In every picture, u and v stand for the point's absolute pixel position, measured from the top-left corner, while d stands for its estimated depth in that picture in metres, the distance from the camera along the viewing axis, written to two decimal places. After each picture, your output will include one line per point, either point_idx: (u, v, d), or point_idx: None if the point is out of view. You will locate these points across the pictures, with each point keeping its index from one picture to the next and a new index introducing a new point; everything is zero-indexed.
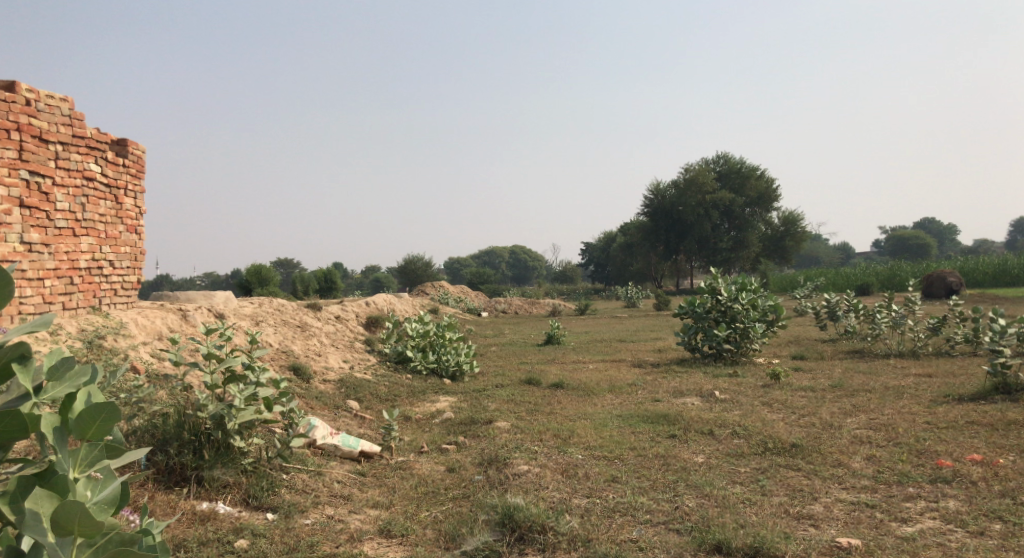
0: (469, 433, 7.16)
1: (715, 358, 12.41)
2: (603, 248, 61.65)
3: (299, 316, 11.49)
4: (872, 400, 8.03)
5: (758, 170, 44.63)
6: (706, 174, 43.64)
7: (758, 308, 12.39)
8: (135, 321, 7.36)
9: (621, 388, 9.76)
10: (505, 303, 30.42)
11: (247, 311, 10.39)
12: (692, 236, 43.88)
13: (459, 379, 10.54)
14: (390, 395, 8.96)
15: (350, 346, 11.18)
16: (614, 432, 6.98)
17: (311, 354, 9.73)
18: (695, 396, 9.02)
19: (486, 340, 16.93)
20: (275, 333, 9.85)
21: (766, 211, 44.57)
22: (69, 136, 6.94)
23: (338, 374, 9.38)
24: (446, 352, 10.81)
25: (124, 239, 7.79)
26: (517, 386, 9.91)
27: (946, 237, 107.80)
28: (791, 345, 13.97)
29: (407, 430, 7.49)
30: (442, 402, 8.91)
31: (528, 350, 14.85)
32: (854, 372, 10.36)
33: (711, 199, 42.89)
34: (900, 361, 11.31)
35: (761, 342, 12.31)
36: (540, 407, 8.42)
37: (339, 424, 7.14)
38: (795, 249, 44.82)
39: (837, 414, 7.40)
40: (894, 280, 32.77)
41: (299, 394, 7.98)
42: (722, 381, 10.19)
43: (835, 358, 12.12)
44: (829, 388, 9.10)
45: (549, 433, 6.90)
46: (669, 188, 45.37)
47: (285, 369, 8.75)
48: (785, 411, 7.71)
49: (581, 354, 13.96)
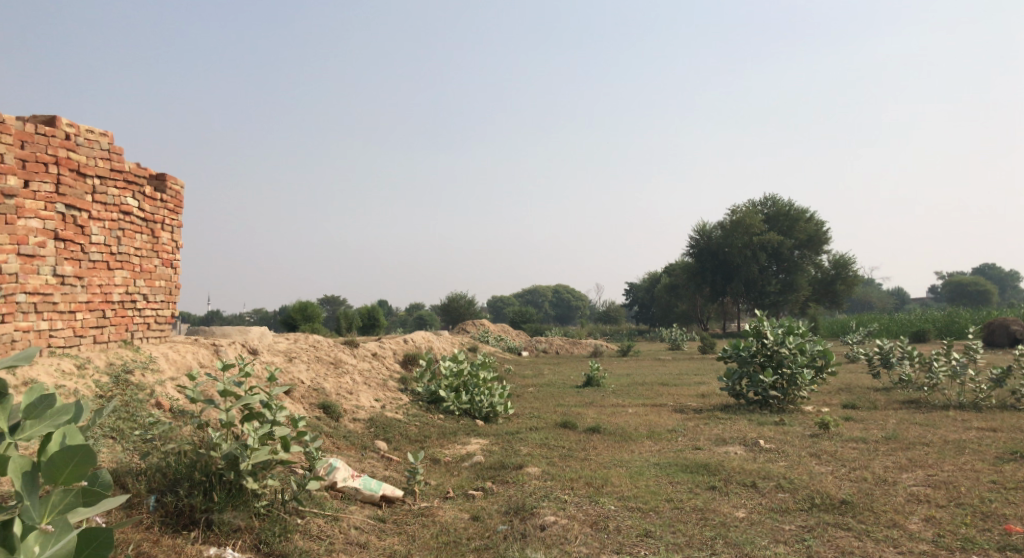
0: (497, 479, 6.88)
1: (760, 405, 11.91)
2: (648, 289, 60.96)
3: (333, 353, 11.40)
4: (930, 455, 7.50)
5: (806, 212, 43.75)
6: (752, 215, 42.94)
7: (807, 353, 11.88)
8: (165, 355, 7.33)
9: (660, 434, 9.37)
10: (546, 343, 30.07)
11: (282, 347, 10.34)
12: (738, 278, 43.04)
13: (492, 421, 10.28)
14: (420, 436, 8.75)
15: (383, 384, 11.04)
16: (650, 482, 6.62)
17: (342, 392, 9.59)
18: (738, 445, 8.58)
19: (524, 380, 16.64)
20: (308, 369, 9.76)
21: (815, 254, 43.53)
22: (107, 170, 7.03)
23: (368, 413, 9.21)
24: (480, 392, 10.58)
25: (159, 273, 7.82)
26: (552, 430, 9.60)
27: (1007, 283, 103.86)
28: (842, 392, 13.36)
29: (434, 473, 7.25)
30: (473, 445, 8.65)
31: (567, 392, 14.50)
32: (910, 423, 9.78)
33: (758, 240, 42.10)
34: (959, 413, 10.66)
35: (809, 389, 11.77)
36: (574, 453, 8.10)
37: (364, 465, 6.94)
38: (846, 293, 43.56)
39: (892, 468, 6.90)
40: (951, 326, 31.46)
41: (327, 432, 7.82)
42: (767, 429, 9.71)
43: (889, 407, 11.51)
44: (883, 439, 8.56)
45: (581, 481, 6.57)
46: (715, 229, 44.73)
47: (314, 406, 8.62)
48: (835, 463, 7.24)
49: (620, 397, 13.57)
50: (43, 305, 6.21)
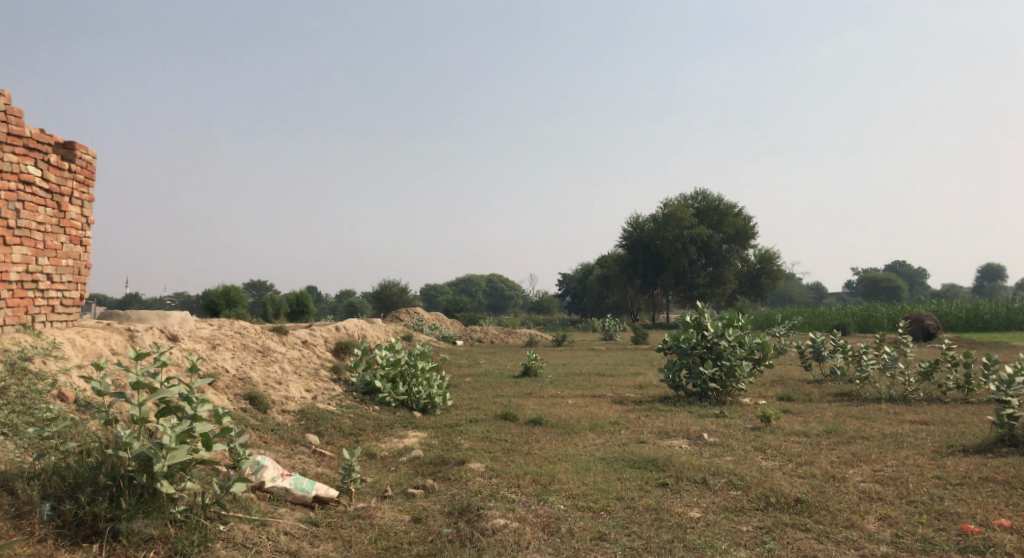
0: (438, 475, 6.49)
1: (699, 397, 11.87)
2: (580, 280, 61.38)
3: (261, 340, 10.75)
4: (872, 449, 7.50)
5: (736, 208, 44.68)
6: (684, 208, 43.51)
7: (745, 346, 11.88)
8: (71, 340, 6.64)
9: (603, 427, 9.15)
10: (480, 332, 29.76)
11: (204, 333, 9.65)
12: (669, 270, 43.64)
13: (430, 412, 9.88)
14: (354, 429, 8.28)
15: (314, 373, 10.47)
16: (597, 479, 6.35)
17: (270, 382, 9.00)
18: (682, 439, 8.43)
19: (460, 370, 16.26)
20: (233, 358, 9.12)
21: (743, 249, 44.55)
22: (3, 134, 6.31)
23: (299, 405, 8.67)
24: (417, 383, 10.15)
25: (65, 251, 7.09)
26: (492, 422, 9.27)
27: (916, 280, 109.37)
28: (776, 384, 13.49)
29: (370, 470, 6.81)
30: (410, 438, 8.23)
31: (505, 382, 14.20)
32: (846, 416, 9.86)
33: (689, 234, 42.72)
34: (891, 406, 10.85)
35: (748, 381, 11.79)
36: (517, 447, 7.78)
37: (294, 462, 6.43)
38: (771, 287, 44.78)
39: (837, 464, 6.85)
40: (869, 320, 32.68)
41: (254, 425, 7.26)
42: (709, 421, 9.63)
43: (823, 400, 11.63)
44: (824, 433, 8.56)
45: (527, 478, 6.25)
46: (647, 221, 45.16)
47: (240, 397, 8.03)
48: (781, 458, 7.15)
49: (559, 388, 13.33)
50: None
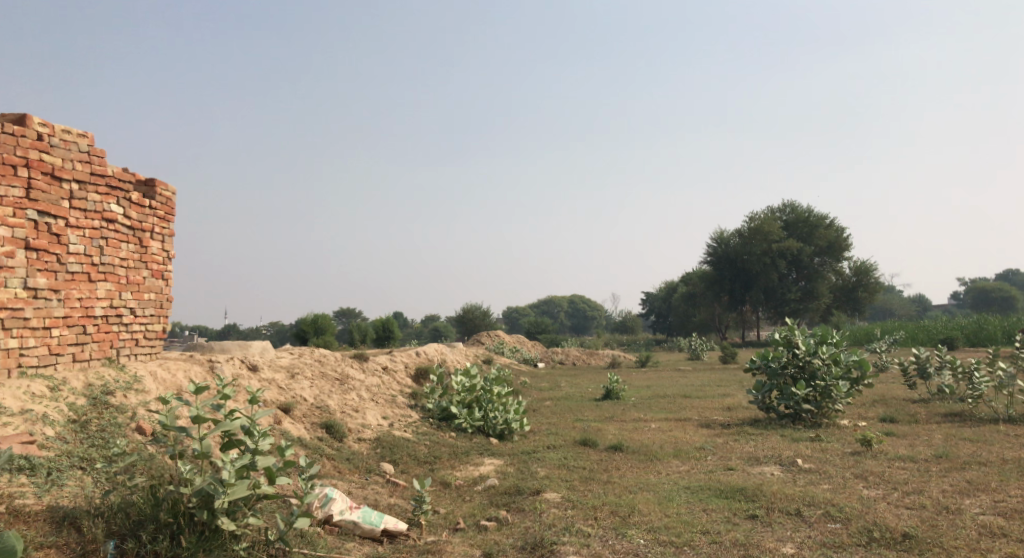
0: (512, 506, 6.25)
1: (792, 419, 11.19)
2: (665, 298, 60.11)
3: (340, 368, 10.83)
4: (991, 477, 6.77)
5: (826, 219, 42.80)
6: (771, 222, 41.98)
7: (841, 364, 11.14)
8: (153, 373, 6.80)
9: (687, 453, 8.70)
10: (562, 354, 29.40)
11: (284, 362, 9.79)
12: (757, 286, 42.11)
13: (507, 439, 9.66)
14: (430, 457, 8.16)
15: (392, 400, 10.45)
16: (681, 510, 5.96)
17: (347, 410, 9.02)
18: (774, 465, 7.89)
19: (540, 394, 15.99)
20: (311, 387, 9.20)
21: (835, 261, 42.56)
22: (86, 174, 6.56)
23: (375, 432, 8.63)
24: (494, 409, 9.98)
25: (148, 286, 7.31)
26: (571, 448, 8.98)
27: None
28: (877, 405, 12.60)
29: (444, 500, 6.66)
30: (486, 466, 8.04)
31: (586, 405, 13.84)
32: (958, 439, 9.04)
33: (777, 248, 41.15)
34: (1010, 427, 9.90)
35: (845, 401, 11.03)
36: (596, 475, 7.46)
37: (366, 492, 6.34)
38: (867, 300, 42.53)
39: (950, 493, 6.20)
40: (980, 333, 30.47)
41: (328, 454, 7.24)
42: (803, 446, 9.02)
43: (931, 421, 10.74)
44: (933, 458, 7.84)
45: (605, 509, 5.93)
46: (732, 236, 43.81)
47: (316, 426, 8.06)
48: (885, 487, 6.55)
49: (642, 411, 12.88)
50: (13, 322, 5.70)
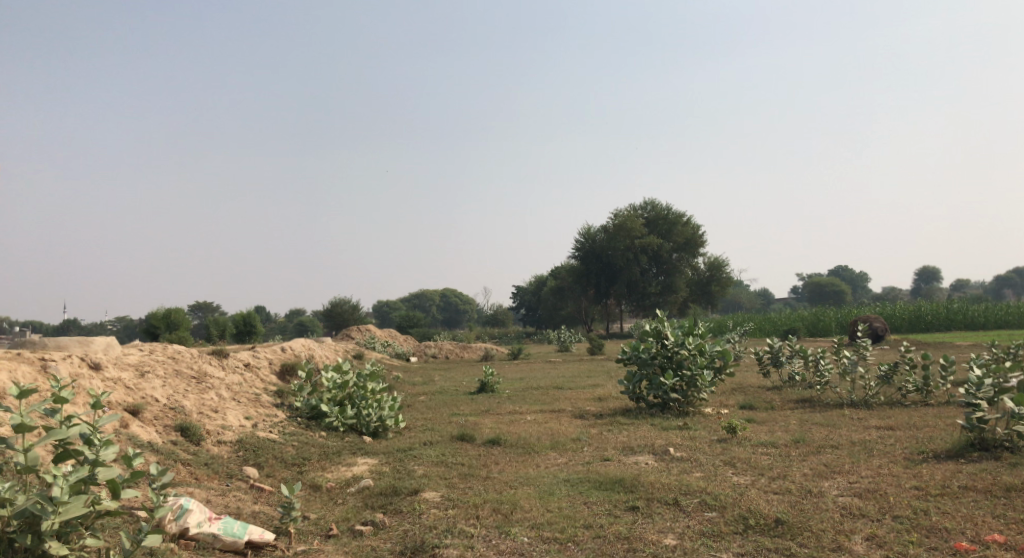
0: (389, 508, 5.94)
1: (661, 408, 11.53)
2: (534, 292, 61.14)
3: (197, 365, 10.02)
4: (844, 459, 7.19)
5: (684, 217, 45.00)
6: (634, 219, 43.57)
7: (706, 354, 11.61)
8: None
9: (564, 445, 8.71)
10: (434, 347, 29.10)
11: (131, 360, 8.90)
12: (621, 280, 43.62)
13: (381, 436, 9.37)
14: (298, 459, 7.67)
15: (256, 399, 9.78)
16: (562, 504, 5.89)
17: (206, 410, 8.32)
18: (648, 455, 8.03)
19: (414, 388, 15.66)
20: (164, 386, 8.42)
21: (692, 257, 44.86)
22: None
23: (237, 434, 8.01)
24: (367, 405, 9.57)
25: None
26: (448, 443, 8.75)
27: (858, 284, 112.38)
28: (737, 393, 13.27)
29: (315, 505, 6.25)
30: (359, 466, 7.66)
31: (460, 399, 13.67)
32: (811, 424, 9.62)
33: (640, 244, 42.79)
34: (853, 411, 10.68)
35: (709, 390, 11.50)
36: (475, 470, 7.27)
37: (228, 500, 5.81)
38: (721, 294, 45.15)
39: (811, 476, 6.52)
40: (818, 325, 33.06)
41: (183, 460, 6.60)
42: (673, 434, 9.27)
43: (785, 407, 11.40)
44: (791, 443, 8.27)
45: (486, 507, 5.76)
46: (598, 232, 45.13)
47: (170, 429, 7.35)
48: (753, 472, 6.80)
49: (517, 403, 12.86)
50: None
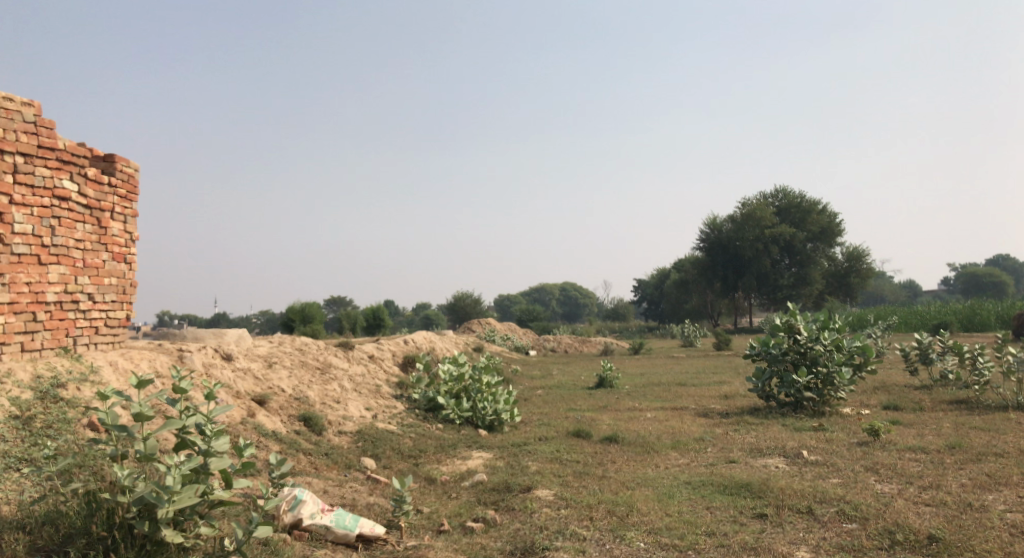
0: (501, 505, 5.80)
1: (793, 407, 10.80)
2: (657, 285, 59.80)
3: (322, 357, 10.35)
4: (1010, 470, 6.35)
5: (819, 204, 42.43)
6: (764, 208, 41.56)
7: (844, 350, 10.75)
8: (113, 363, 6.34)
9: (686, 444, 8.27)
10: (554, 341, 28.99)
11: (261, 351, 9.29)
12: (750, 272, 41.75)
13: (497, 430, 9.29)
14: (414, 451, 7.71)
15: (376, 390, 9.97)
16: (683, 508, 5.53)
17: (328, 401, 8.54)
18: (778, 458, 7.47)
19: (532, 382, 15.57)
20: (290, 376, 8.73)
21: (828, 247, 42.25)
22: (34, 146, 6.23)
23: (357, 425, 8.15)
24: (483, 399, 9.53)
25: (107, 269, 6.98)
26: (564, 439, 8.54)
27: (1020, 274, 102.29)
28: (879, 392, 12.22)
29: (429, 498, 6.21)
30: (474, 460, 7.59)
31: (578, 394, 13.42)
32: (968, 428, 8.65)
33: (770, 234, 40.77)
34: (1019, 415, 9.53)
35: (848, 389, 10.64)
36: (590, 469, 7.01)
37: (344, 491, 5.88)
38: (860, 286, 42.27)
39: (970, 488, 5.79)
40: (973, 319, 30.21)
41: (304, 449, 6.76)
42: (807, 436, 8.60)
43: (937, 408, 10.37)
44: (945, 449, 7.44)
45: (601, 509, 5.49)
46: (725, 222, 43.40)
47: (293, 419, 7.58)
48: (899, 481, 6.14)
49: (637, 399, 12.46)
50: None
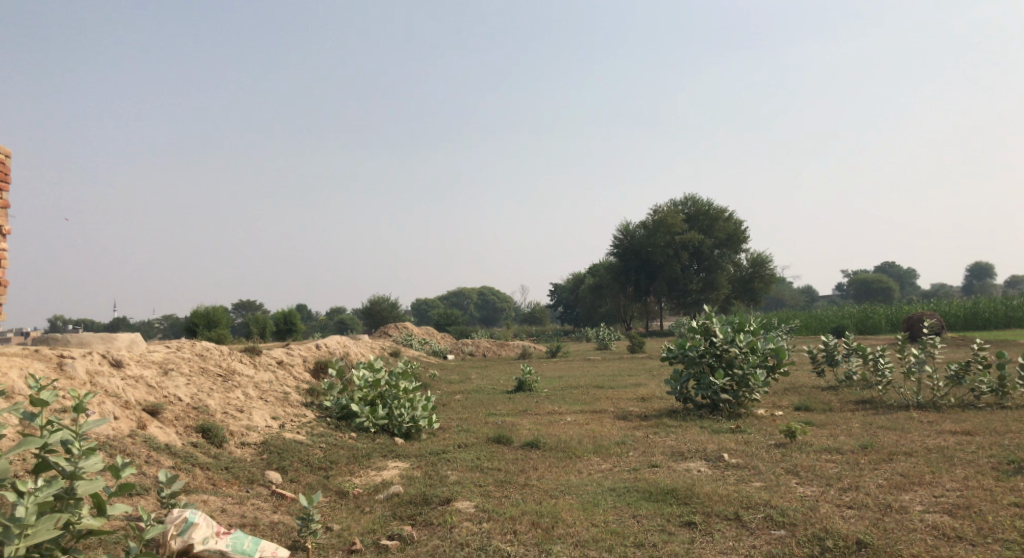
0: (418, 519, 5.43)
1: (710, 409, 10.85)
2: (573, 289, 60.43)
3: (225, 363, 9.66)
4: (922, 468, 6.45)
5: (726, 212, 43.83)
6: (675, 215, 42.59)
7: (758, 352, 10.84)
8: None
9: (608, 449, 8.11)
10: (472, 345, 28.64)
11: (156, 358, 8.56)
12: (662, 277, 42.67)
13: (414, 438, 8.89)
14: (324, 462, 7.22)
15: (284, 398, 9.37)
16: (609, 517, 5.32)
17: (230, 410, 7.93)
18: (700, 461, 7.40)
19: (450, 387, 15.18)
20: (188, 385, 8.06)
21: (735, 253, 43.65)
22: None
23: (262, 435, 7.59)
24: (399, 405, 9.10)
25: None
26: (483, 446, 8.23)
27: (907, 281, 109.23)
28: (790, 393, 12.48)
29: (340, 513, 5.78)
30: (390, 470, 7.18)
31: (497, 398, 13.14)
32: (878, 427, 8.86)
33: (680, 240, 41.82)
34: (922, 414, 9.86)
35: (762, 391, 10.77)
36: (512, 477, 6.71)
37: (245, 509, 5.37)
38: (765, 290, 43.85)
39: (887, 488, 5.82)
40: (868, 322, 31.80)
41: (201, 463, 6.19)
42: (727, 438, 8.60)
43: (845, 409, 10.63)
44: (859, 449, 7.54)
45: (524, 521, 5.21)
46: (637, 228, 44.21)
47: (190, 430, 6.96)
48: (820, 483, 6.13)
49: (556, 403, 12.28)
50: None
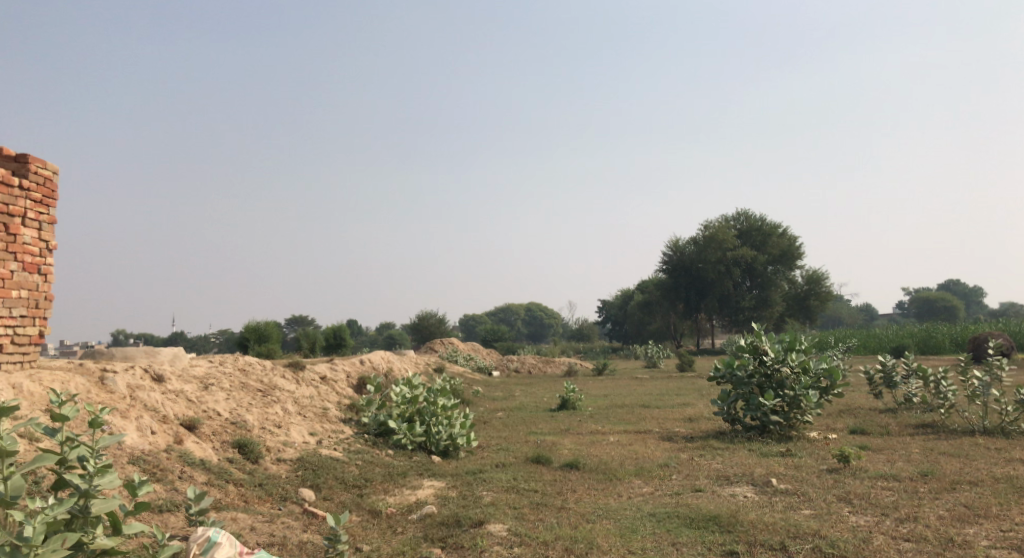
0: (449, 542, 5.28)
1: (759, 431, 10.44)
2: (621, 306, 59.80)
3: (267, 378, 9.71)
4: (989, 499, 6.03)
5: (779, 228, 42.85)
6: (725, 231, 41.83)
7: (810, 372, 10.41)
8: (17, 386, 5.70)
9: (650, 471, 7.83)
10: (517, 362, 28.46)
11: (198, 372, 8.63)
12: (712, 294, 41.87)
13: (451, 456, 8.76)
14: (359, 480, 7.14)
15: (323, 414, 9.35)
16: (646, 544, 5.09)
17: (268, 426, 7.92)
18: (747, 486, 7.08)
19: (493, 404, 15.04)
20: (228, 400, 8.10)
21: (789, 270, 42.58)
22: None
23: (298, 452, 7.55)
24: (437, 422, 8.99)
25: (15, 281, 6.72)
26: (522, 466, 8.05)
27: (971, 299, 105.11)
28: (845, 415, 11.96)
29: (371, 534, 5.66)
30: (425, 490, 7.06)
31: (539, 416, 12.94)
32: (939, 454, 8.37)
33: (731, 256, 41.02)
34: (988, 440, 9.29)
35: (814, 412, 10.32)
36: (548, 499, 6.51)
37: (274, 528, 5.30)
38: (820, 308, 42.62)
39: (949, 520, 5.44)
40: (930, 342, 30.55)
41: (235, 479, 6.16)
42: (776, 462, 8.23)
43: (904, 433, 10.11)
44: (919, 477, 7.11)
45: (557, 546, 5.01)
46: (687, 245, 43.55)
47: (226, 445, 6.95)
48: (875, 512, 5.78)
49: (599, 422, 12.01)
50: None
